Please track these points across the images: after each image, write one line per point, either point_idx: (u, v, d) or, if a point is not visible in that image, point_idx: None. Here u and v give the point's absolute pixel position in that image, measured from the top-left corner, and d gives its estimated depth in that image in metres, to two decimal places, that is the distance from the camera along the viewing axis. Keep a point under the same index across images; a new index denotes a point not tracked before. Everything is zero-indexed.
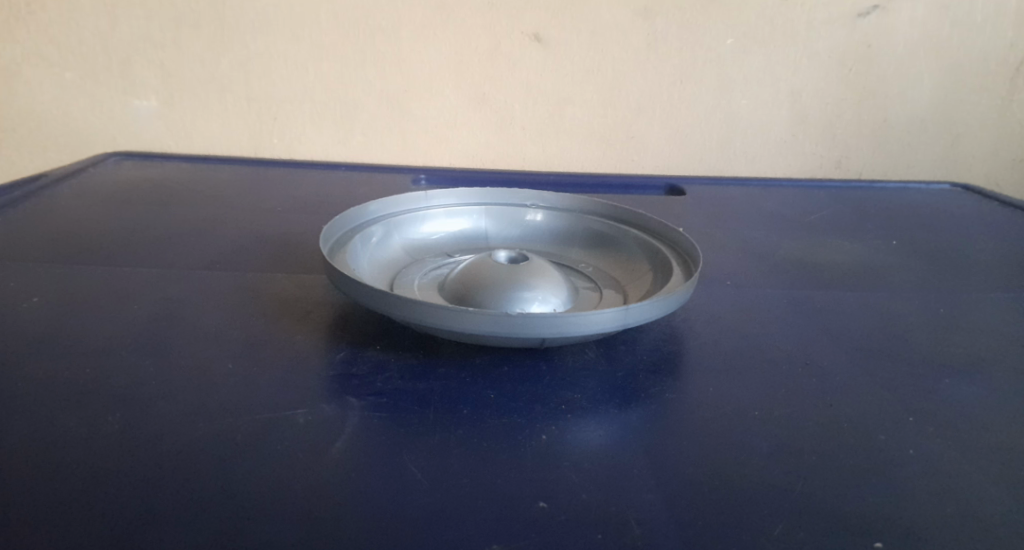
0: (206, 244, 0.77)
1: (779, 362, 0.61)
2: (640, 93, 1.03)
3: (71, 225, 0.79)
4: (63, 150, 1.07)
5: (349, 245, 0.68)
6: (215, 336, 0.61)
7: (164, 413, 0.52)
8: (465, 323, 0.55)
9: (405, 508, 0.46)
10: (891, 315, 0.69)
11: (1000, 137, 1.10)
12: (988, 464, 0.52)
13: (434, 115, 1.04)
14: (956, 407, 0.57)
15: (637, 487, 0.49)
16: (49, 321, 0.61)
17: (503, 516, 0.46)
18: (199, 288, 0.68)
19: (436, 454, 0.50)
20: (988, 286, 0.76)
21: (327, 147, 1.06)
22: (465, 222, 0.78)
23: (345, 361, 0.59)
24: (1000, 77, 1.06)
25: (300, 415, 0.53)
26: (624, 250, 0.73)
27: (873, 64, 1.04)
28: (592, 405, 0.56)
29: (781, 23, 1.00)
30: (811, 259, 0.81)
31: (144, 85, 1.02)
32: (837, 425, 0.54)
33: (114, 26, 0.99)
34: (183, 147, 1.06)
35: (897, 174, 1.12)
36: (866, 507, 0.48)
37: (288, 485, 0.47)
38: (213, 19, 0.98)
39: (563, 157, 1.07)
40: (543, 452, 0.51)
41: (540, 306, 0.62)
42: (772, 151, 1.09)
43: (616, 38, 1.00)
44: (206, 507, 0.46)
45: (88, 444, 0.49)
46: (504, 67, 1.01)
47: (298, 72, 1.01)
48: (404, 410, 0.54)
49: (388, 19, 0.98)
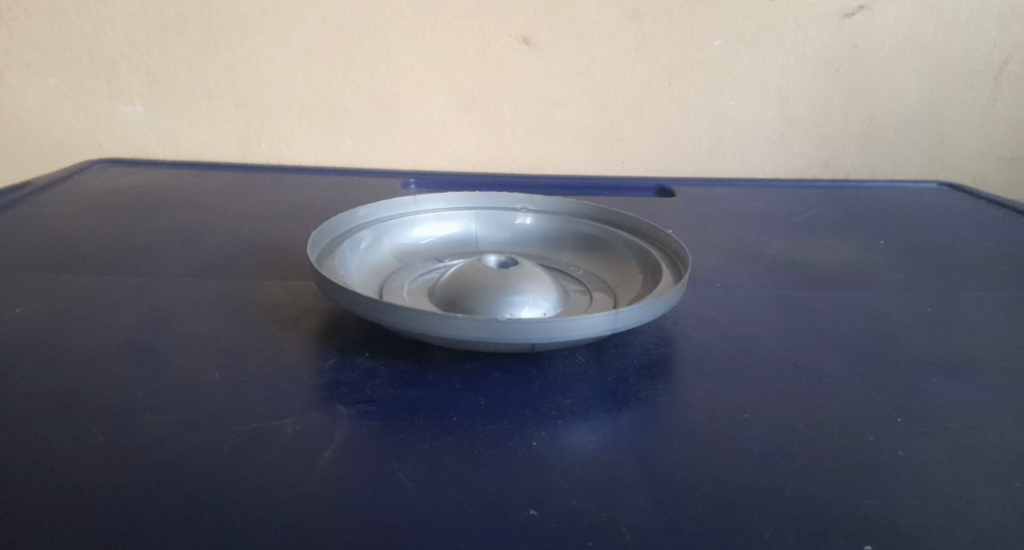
0: (194, 250, 0.77)
1: (769, 363, 0.61)
2: (629, 94, 1.03)
3: (58, 232, 0.79)
4: (49, 157, 1.06)
5: (338, 251, 0.67)
6: (202, 346, 0.60)
7: (151, 423, 0.52)
8: (454, 329, 0.54)
9: (395, 516, 0.46)
10: (881, 315, 0.69)
11: (988, 134, 1.11)
12: (976, 463, 0.52)
13: (423, 118, 1.03)
14: (944, 407, 0.57)
15: (629, 492, 0.48)
16: (35, 331, 0.61)
17: (494, 524, 0.46)
18: (187, 296, 0.68)
19: (426, 461, 0.50)
20: (977, 285, 0.76)
21: (317, 151, 1.06)
22: (455, 226, 0.78)
23: (334, 368, 0.59)
24: (988, 75, 1.06)
25: (289, 423, 0.53)
26: (613, 252, 0.73)
27: (861, 63, 1.04)
28: (583, 409, 0.55)
29: (769, 24, 1.00)
30: (801, 259, 0.81)
31: (131, 91, 1.02)
32: (827, 426, 0.54)
33: (99, 31, 0.98)
34: (170, 152, 1.06)
35: (885, 173, 1.13)
36: (857, 508, 0.48)
37: (276, 495, 0.47)
38: (199, 24, 0.98)
39: (553, 159, 1.07)
40: (533, 458, 0.51)
41: (530, 311, 0.62)
42: (762, 151, 1.09)
43: (604, 39, 1.00)
44: (195, 518, 0.45)
45: (77, 454, 0.49)
46: (492, 69, 1.01)
47: (286, 77, 1.01)
48: (394, 417, 0.54)
49: (376, 23, 0.98)
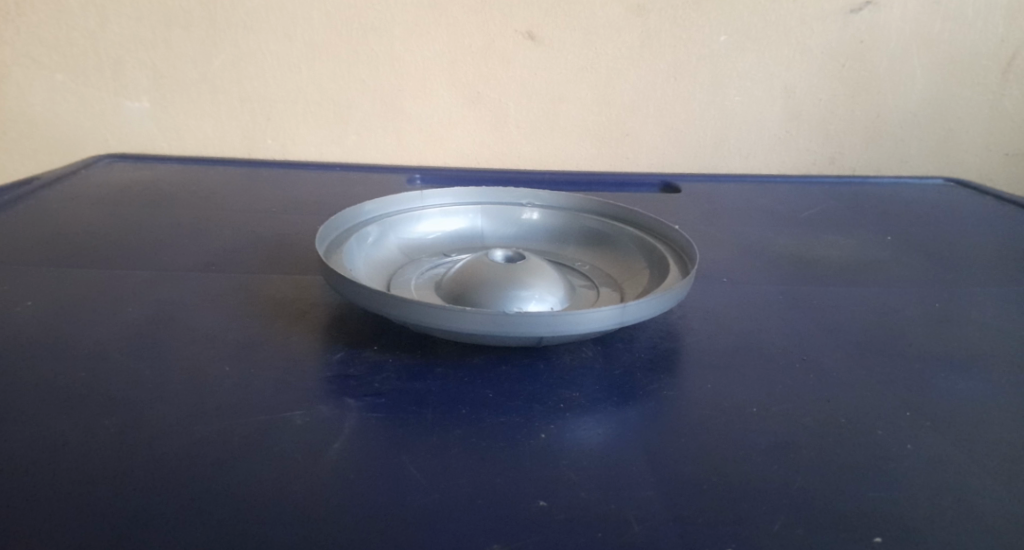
0: (200, 245, 0.77)
1: (775, 358, 0.61)
2: (635, 91, 1.03)
3: (65, 227, 0.79)
4: (54, 153, 1.07)
5: (345, 246, 0.67)
6: (209, 340, 0.61)
7: (158, 417, 0.52)
8: (461, 322, 0.54)
9: (404, 509, 0.46)
10: (887, 311, 0.69)
11: (992, 131, 1.10)
12: (984, 458, 0.52)
13: (428, 114, 1.04)
14: (951, 402, 0.57)
15: (638, 485, 0.48)
16: (43, 325, 0.61)
17: (502, 518, 0.46)
18: (194, 290, 0.68)
19: (434, 455, 0.50)
20: (983, 281, 0.76)
21: (321, 147, 1.06)
22: (461, 222, 0.78)
23: (341, 362, 0.59)
24: (993, 71, 1.06)
25: (297, 417, 0.53)
26: (619, 247, 0.73)
27: (866, 59, 1.04)
28: (590, 403, 0.55)
29: (774, 20, 1.00)
30: (807, 254, 0.81)
31: (137, 87, 1.02)
32: (834, 421, 0.54)
33: (105, 27, 0.99)
34: (175, 148, 1.06)
35: (890, 169, 1.13)
36: (865, 503, 0.48)
37: (284, 488, 0.47)
38: (204, 19, 0.98)
39: (557, 155, 1.07)
40: (541, 451, 0.51)
41: (536, 305, 0.62)
42: (767, 148, 1.09)
43: (608, 35, 1.00)
44: (204, 510, 0.45)
45: (85, 448, 0.49)
46: (497, 65, 1.01)
47: (291, 72, 1.01)
48: (402, 410, 0.54)
49: (380, 18, 0.98)
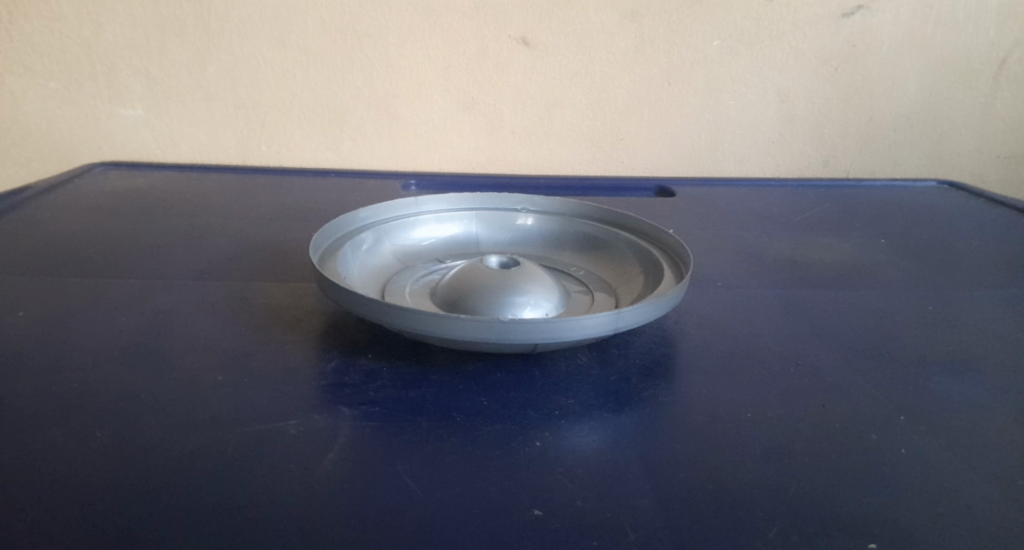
0: (196, 253, 0.77)
1: (771, 363, 0.61)
2: (629, 94, 1.03)
3: (59, 236, 0.79)
4: (48, 160, 1.06)
5: (340, 253, 0.67)
6: (204, 348, 0.60)
7: (152, 425, 0.52)
8: (455, 329, 0.54)
9: (401, 517, 0.46)
10: (882, 314, 0.69)
11: (985, 132, 1.11)
12: (978, 461, 0.52)
13: (423, 119, 1.04)
14: (945, 404, 0.57)
15: (635, 491, 0.48)
16: (38, 334, 0.61)
17: (498, 525, 0.46)
18: (188, 298, 0.68)
19: (430, 463, 0.50)
20: (978, 284, 0.76)
21: (317, 153, 1.06)
22: (456, 228, 0.78)
23: (336, 370, 0.59)
24: (987, 74, 1.07)
25: (293, 425, 0.53)
26: (614, 252, 0.73)
27: (859, 63, 1.04)
28: (586, 410, 0.55)
29: (767, 24, 1.01)
30: (802, 258, 0.81)
31: (132, 94, 1.02)
32: (830, 425, 0.54)
33: (99, 35, 0.98)
34: (170, 154, 1.06)
35: (884, 171, 1.13)
36: (862, 508, 0.48)
37: (280, 497, 0.47)
38: (199, 26, 0.98)
39: (553, 159, 1.07)
40: (538, 458, 0.51)
41: (531, 311, 0.62)
42: (761, 151, 1.09)
43: (603, 40, 1.00)
44: (198, 519, 0.45)
45: (81, 455, 0.49)
46: (492, 70, 1.01)
47: (286, 79, 1.01)
48: (397, 418, 0.54)
49: (375, 24, 0.98)
